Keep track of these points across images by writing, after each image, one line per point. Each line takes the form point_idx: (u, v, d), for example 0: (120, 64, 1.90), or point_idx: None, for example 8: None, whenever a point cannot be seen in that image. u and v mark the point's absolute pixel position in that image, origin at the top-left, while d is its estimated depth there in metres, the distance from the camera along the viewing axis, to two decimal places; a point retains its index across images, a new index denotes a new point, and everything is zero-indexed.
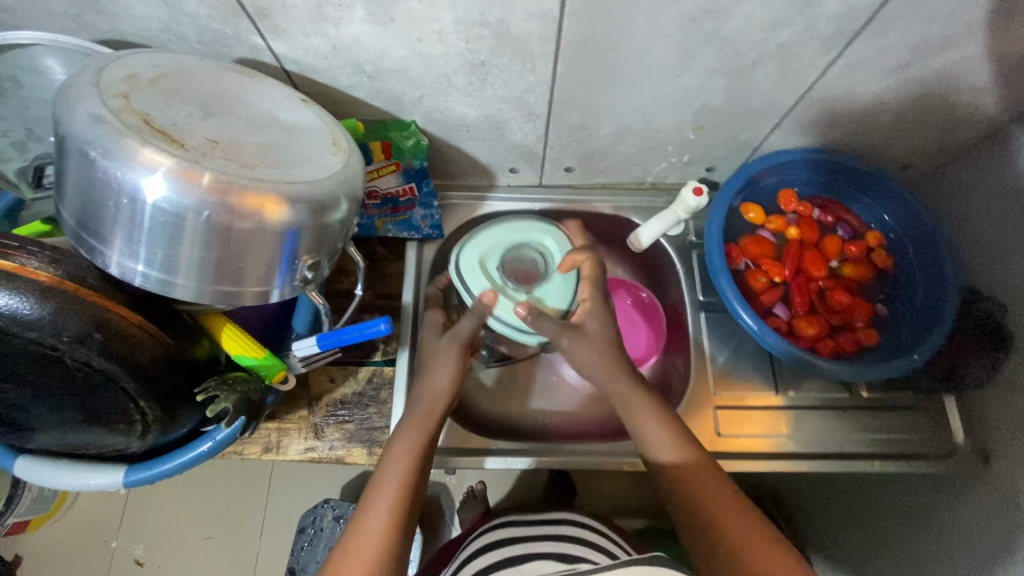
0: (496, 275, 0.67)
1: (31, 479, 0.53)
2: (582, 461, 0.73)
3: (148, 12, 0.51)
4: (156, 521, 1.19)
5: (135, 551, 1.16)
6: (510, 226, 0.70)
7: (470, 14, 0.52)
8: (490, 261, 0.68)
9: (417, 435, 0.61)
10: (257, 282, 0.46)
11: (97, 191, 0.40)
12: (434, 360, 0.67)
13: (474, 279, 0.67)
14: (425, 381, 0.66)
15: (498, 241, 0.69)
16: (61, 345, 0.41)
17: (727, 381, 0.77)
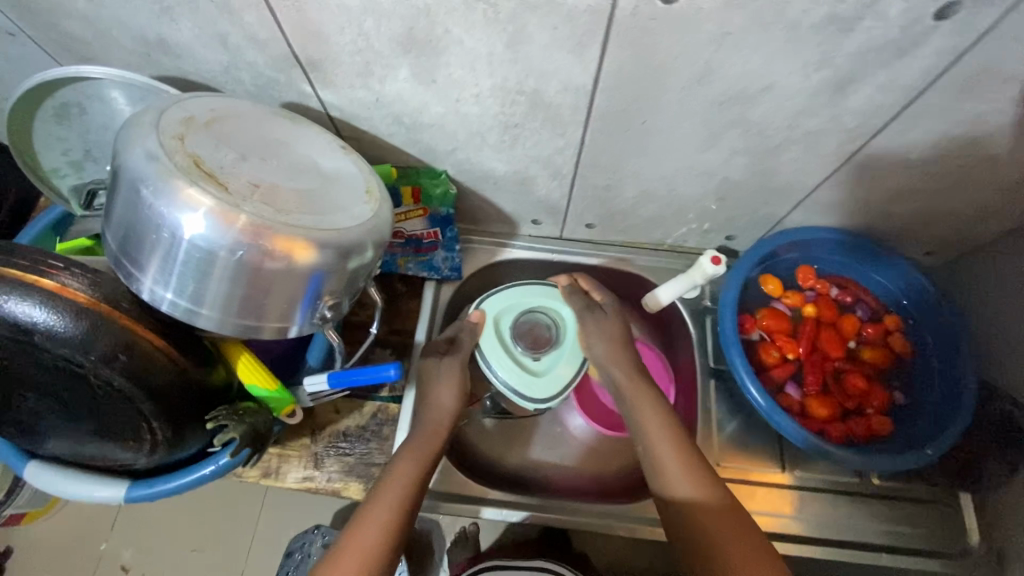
0: (506, 335, 0.70)
1: (37, 484, 0.54)
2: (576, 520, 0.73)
3: (212, 56, 0.56)
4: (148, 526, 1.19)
5: (122, 556, 1.16)
6: (529, 289, 0.72)
7: (507, 82, 0.55)
8: (502, 319, 0.70)
9: (422, 453, 0.63)
10: (278, 318, 0.48)
11: (141, 222, 0.43)
12: (441, 381, 0.68)
13: (485, 336, 0.69)
14: (430, 403, 0.68)
15: (514, 300, 0.71)
16: (88, 362, 0.43)
17: (732, 452, 0.76)
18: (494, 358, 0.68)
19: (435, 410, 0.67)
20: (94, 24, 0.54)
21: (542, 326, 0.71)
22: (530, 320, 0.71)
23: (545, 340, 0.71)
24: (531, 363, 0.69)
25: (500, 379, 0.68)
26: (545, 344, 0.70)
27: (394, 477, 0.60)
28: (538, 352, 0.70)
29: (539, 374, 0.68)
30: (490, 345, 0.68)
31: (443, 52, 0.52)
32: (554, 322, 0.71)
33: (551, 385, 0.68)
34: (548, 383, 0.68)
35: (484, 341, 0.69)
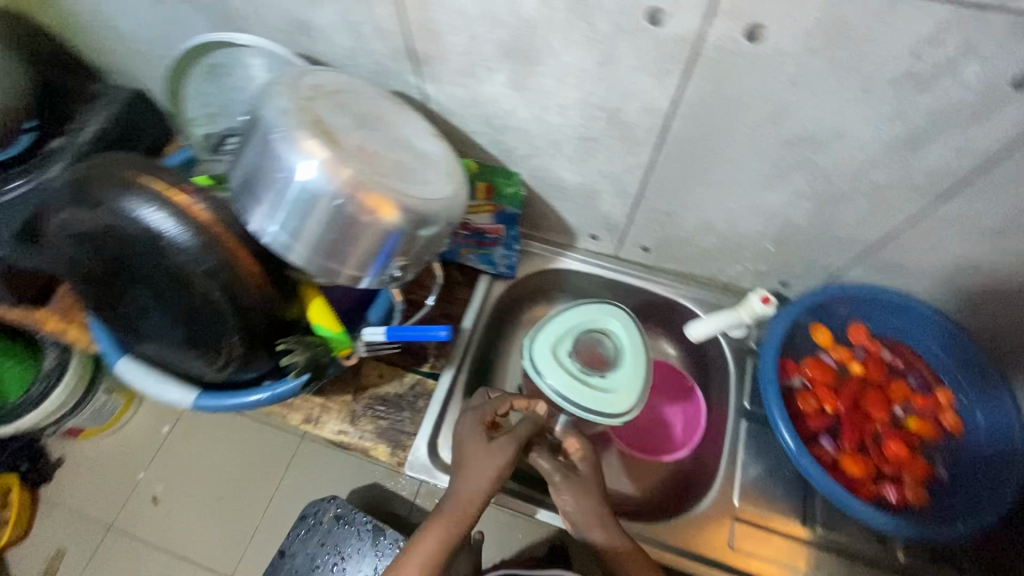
0: (570, 364, 0.71)
1: (125, 376, 0.62)
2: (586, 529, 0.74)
3: (342, 42, 0.65)
4: (181, 466, 1.29)
5: (154, 489, 1.27)
6: (561, 316, 0.75)
7: (591, 97, 0.60)
8: (557, 356, 0.72)
9: (447, 531, 0.64)
10: (355, 266, 0.54)
11: (265, 164, 0.50)
12: (479, 459, 0.65)
13: (551, 368, 0.71)
14: (460, 479, 0.65)
15: (554, 331, 0.74)
16: (196, 272, 0.51)
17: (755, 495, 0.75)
18: (572, 391, 0.69)
19: (466, 494, 0.65)
20: (253, 3, 0.64)
21: (596, 345, 0.74)
22: (584, 345, 0.74)
23: (605, 353, 0.74)
24: (605, 376, 0.71)
25: (577, 405, 0.69)
26: (607, 361, 0.73)
27: (424, 542, 0.64)
28: (604, 366, 0.73)
29: (616, 386, 0.70)
30: (563, 381, 0.70)
31: (540, 63, 0.58)
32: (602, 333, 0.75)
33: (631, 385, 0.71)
34: (628, 387, 0.71)
35: (557, 383, 0.70)
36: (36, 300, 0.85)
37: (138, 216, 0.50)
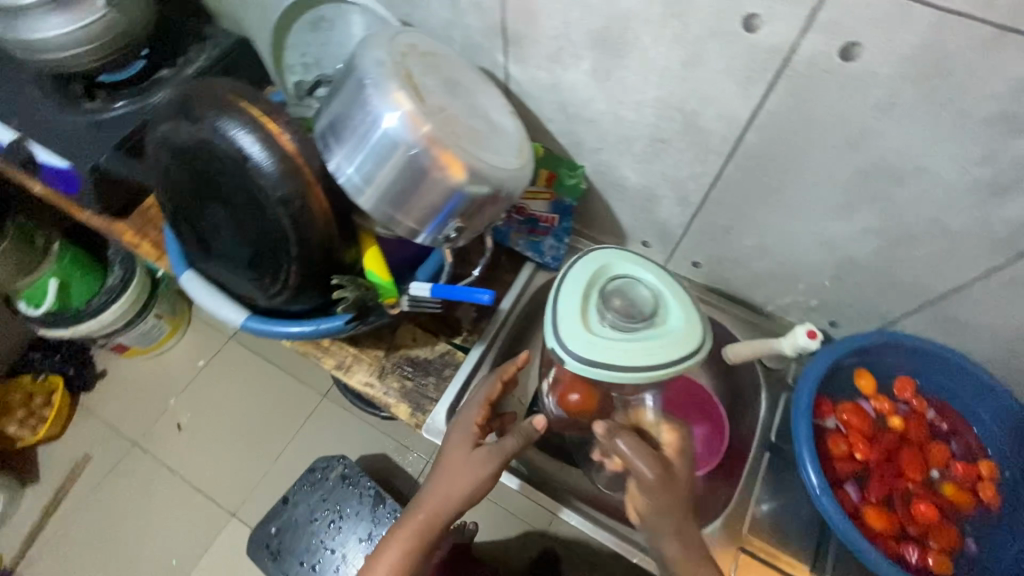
0: (620, 330, 0.63)
1: (186, 288, 0.67)
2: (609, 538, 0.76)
3: (440, 12, 0.68)
4: (209, 405, 1.48)
5: (179, 417, 1.46)
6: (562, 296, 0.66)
7: (670, 98, 0.60)
8: (606, 341, 0.61)
9: (410, 541, 0.67)
10: (416, 220, 0.56)
11: (353, 108, 0.53)
12: (453, 466, 0.67)
13: (604, 349, 0.61)
14: (436, 484, 0.67)
15: (575, 320, 0.63)
16: (272, 197, 0.54)
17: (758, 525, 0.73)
18: (651, 357, 0.60)
19: (435, 499, 0.67)
20: None
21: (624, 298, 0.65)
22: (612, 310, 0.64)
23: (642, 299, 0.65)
24: (654, 324, 0.63)
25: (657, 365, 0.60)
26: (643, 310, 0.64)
27: (386, 551, 0.67)
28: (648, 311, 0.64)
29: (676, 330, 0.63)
30: (636, 354, 0.60)
31: (625, 56, 0.59)
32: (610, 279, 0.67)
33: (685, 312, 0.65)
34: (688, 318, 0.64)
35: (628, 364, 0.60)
36: (117, 212, 0.92)
37: (230, 139, 0.54)
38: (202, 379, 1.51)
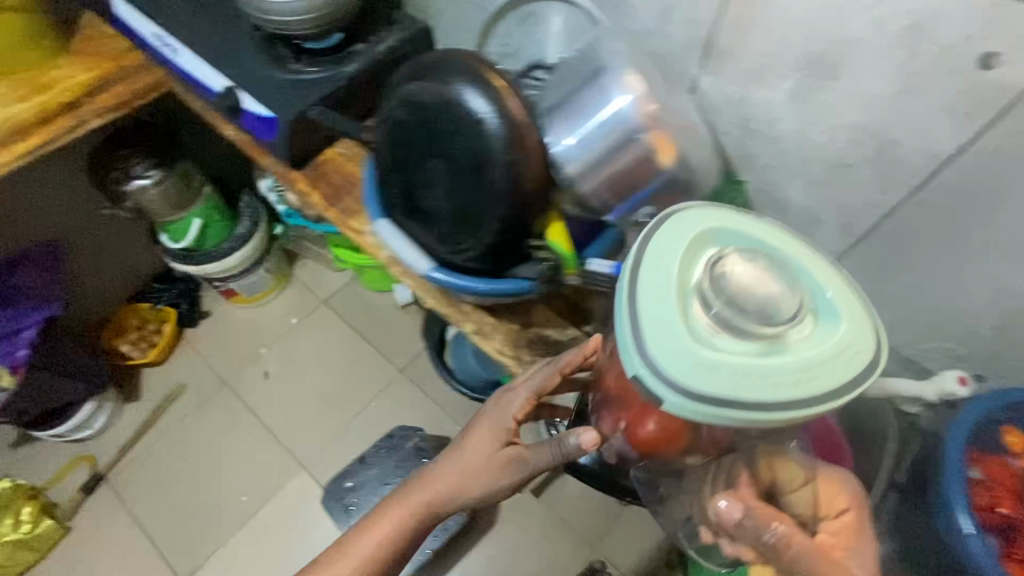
0: (713, 332, 0.54)
1: (380, 235, 0.74)
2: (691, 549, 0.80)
3: (646, 18, 0.73)
4: (293, 351, 1.90)
5: (268, 366, 1.87)
6: (656, 280, 0.56)
7: (870, 124, 0.63)
8: (713, 372, 0.52)
9: (412, 510, 0.80)
10: (613, 196, 0.62)
11: (585, 87, 0.61)
12: (467, 450, 0.79)
13: (683, 353, 0.53)
14: (442, 463, 0.81)
15: (672, 314, 0.54)
16: (499, 152, 0.61)
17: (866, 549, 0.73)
18: (756, 387, 0.52)
19: (434, 478, 0.81)
20: None
21: (751, 305, 0.52)
22: (720, 321, 0.54)
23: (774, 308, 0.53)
24: (773, 332, 0.53)
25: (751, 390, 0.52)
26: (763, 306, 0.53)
27: (387, 515, 0.81)
28: (775, 326, 0.53)
29: (807, 359, 0.53)
30: (751, 391, 0.52)
31: (836, 79, 0.63)
32: (720, 263, 0.55)
33: (823, 334, 0.55)
34: (830, 345, 0.55)
35: (738, 407, 0.51)
36: (297, 164, 1.02)
37: (466, 100, 0.62)
38: (291, 328, 1.94)
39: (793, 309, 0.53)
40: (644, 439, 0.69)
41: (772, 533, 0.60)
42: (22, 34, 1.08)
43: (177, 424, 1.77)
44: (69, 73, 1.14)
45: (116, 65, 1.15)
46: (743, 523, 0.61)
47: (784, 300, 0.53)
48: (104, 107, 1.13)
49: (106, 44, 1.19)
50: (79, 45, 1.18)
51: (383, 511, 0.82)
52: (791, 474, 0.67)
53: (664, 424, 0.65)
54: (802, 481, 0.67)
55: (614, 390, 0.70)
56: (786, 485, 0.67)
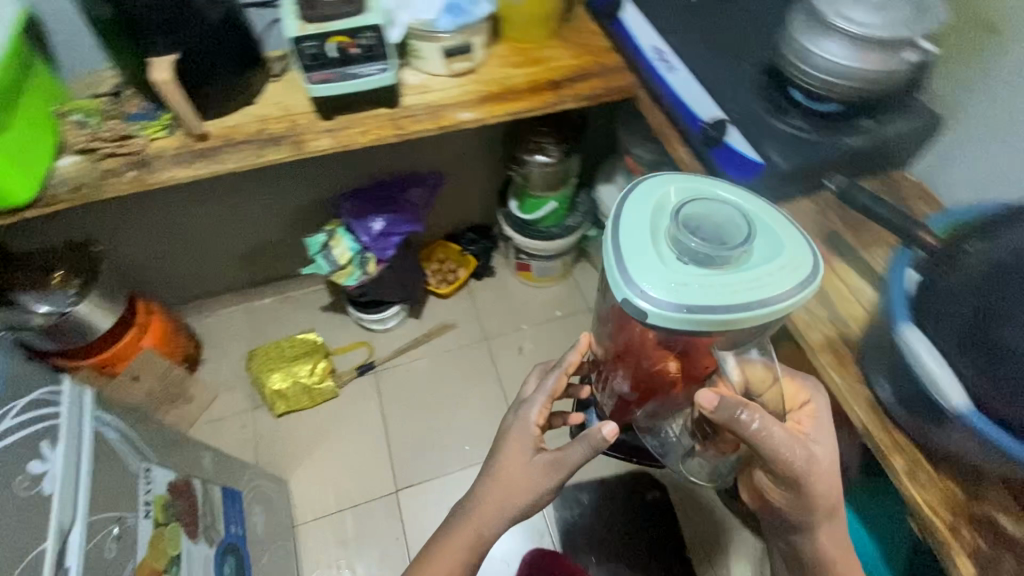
0: (687, 263, 0.77)
1: (904, 338, 0.76)
2: (691, 463, 1.00)
3: None
4: (549, 339, 1.98)
5: (525, 342, 1.98)
6: (639, 238, 0.79)
7: None
8: (664, 269, 0.76)
9: (478, 522, 0.94)
10: None
11: None
12: (517, 467, 0.93)
13: (660, 275, 0.75)
14: (498, 493, 0.93)
15: (650, 256, 0.77)
16: None
17: (813, 403, 0.90)
18: (726, 297, 0.74)
19: (493, 505, 0.93)
20: None
21: (698, 231, 0.79)
22: (689, 257, 0.77)
23: (710, 227, 0.80)
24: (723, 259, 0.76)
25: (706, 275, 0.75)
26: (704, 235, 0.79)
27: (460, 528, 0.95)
28: (723, 259, 0.77)
29: (746, 272, 0.76)
30: (704, 296, 0.74)
31: None
32: (680, 220, 0.80)
33: (763, 259, 0.78)
34: (755, 258, 0.79)
35: (689, 313, 0.74)
36: None
37: None
38: (554, 318, 2.03)
39: (729, 232, 0.79)
40: (647, 381, 0.87)
41: (745, 412, 0.78)
42: (545, 15, 1.25)
43: (436, 354, 1.97)
44: (554, 55, 1.29)
45: (596, 61, 1.27)
46: (727, 413, 0.78)
47: (727, 232, 0.80)
48: (576, 95, 1.23)
49: (591, 39, 1.31)
50: (570, 33, 1.32)
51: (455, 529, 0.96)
52: (755, 373, 0.85)
53: (661, 354, 0.83)
54: (768, 381, 0.85)
55: (626, 367, 0.88)
56: (757, 387, 0.85)
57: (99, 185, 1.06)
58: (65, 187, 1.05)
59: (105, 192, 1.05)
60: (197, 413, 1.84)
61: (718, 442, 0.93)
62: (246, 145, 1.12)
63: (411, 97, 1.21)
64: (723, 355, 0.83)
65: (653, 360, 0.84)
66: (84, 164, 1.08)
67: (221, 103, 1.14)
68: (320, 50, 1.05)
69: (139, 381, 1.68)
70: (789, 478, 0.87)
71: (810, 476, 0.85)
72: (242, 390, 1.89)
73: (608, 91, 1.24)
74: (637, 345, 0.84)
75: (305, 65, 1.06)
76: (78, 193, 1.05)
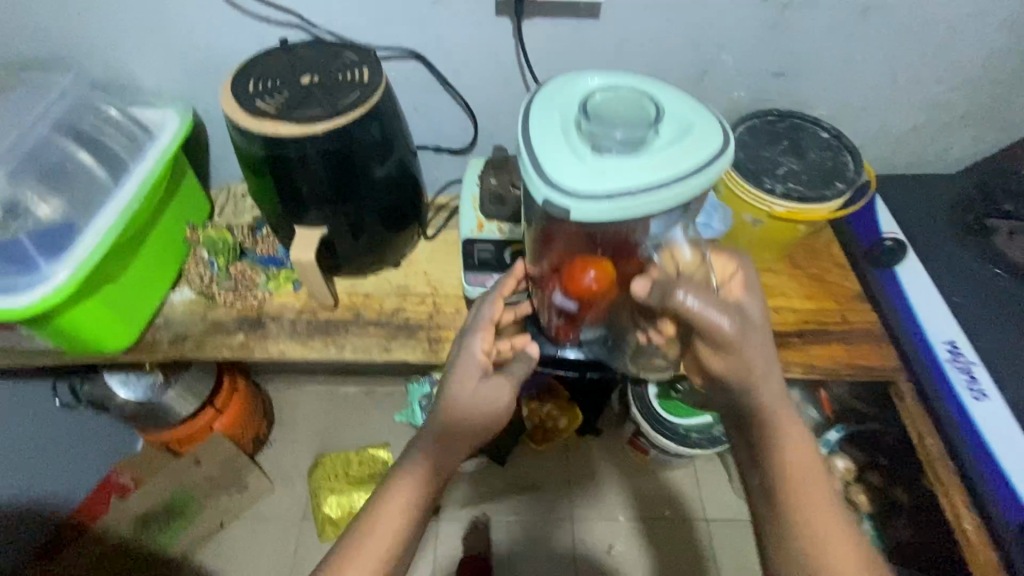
0: (592, 137, 0.61)
1: None
2: (635, 355, 0.88)
3: None
4: None
5: None
6: (545, 149, 0.60)
7: None
8: (577, 168, 0.59)
9: (417, 487, 0.66)
10: None
11: None
12: (463, 402, 0.67)
13: (576, 176, 0.59)
14: (444, 432, 0.68)
15: (560, 160, 0.59)
16: None
17: (747, 277, 0.72)
18: (645, 170, 0.59)
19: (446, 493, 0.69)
20: None
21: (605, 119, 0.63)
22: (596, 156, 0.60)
23: (620, 124, 0.62)
24: (623, 108, 0.63)
25: (616, 153, 0.61)
26: (628, 124, 0.61)
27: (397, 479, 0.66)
28: (639, 132, 0.61)
29: (653, 152, 0.60)
30: (629, 184, 0.58)
31: None
32: (592, 108, 0.63)
33: (674, 134, 0.62)
34: (666, 134, 0.62)
35: (612, 203, 0.58)
36: None
37: None
38: None
39: (642, 105, 0.64)
40: (581, 292, 0.68)
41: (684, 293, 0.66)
42: (782, 241, 0.95)
43: None
44: (779, 286, 0.98)
45: (840, 315, 0.94)
46: (668, 301, 0.67)
47: (636, 116, 0.62)
48: (806, 364, 0.89)
49: (836, 277, 0.98)
50: (804, 257, 1.01)
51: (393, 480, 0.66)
52: (694, 266, 0.71)
53: (593, 267, 0.67)
54: (728, 276, 0.73)
55: (562, 280, 0.69)
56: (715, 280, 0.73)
57: (202, 343, 0.89)
58: (167, 337, 0.89)
59: (206, 353, 0.88)
60: (244, 506, 1.65)
61: (657, 326, 0.79)
62: (375, 328, 0.91)
63: None
64: (644, 245, 0.68)
65: (575, 271, 0.67)
66: (195, 309, 0.92)
67: (361, 267, 0.95)
68: (493, 256, 0.85)
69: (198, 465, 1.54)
70: (730, 371, 0.71)
71: (747, 341, 0.67)
72: (295, 489, 1.69)
73: (855, 369, 0.88)
74: (573, 264, 0.68)
75: (473, 264, 0.85)
76: (177, 348, 0.88)
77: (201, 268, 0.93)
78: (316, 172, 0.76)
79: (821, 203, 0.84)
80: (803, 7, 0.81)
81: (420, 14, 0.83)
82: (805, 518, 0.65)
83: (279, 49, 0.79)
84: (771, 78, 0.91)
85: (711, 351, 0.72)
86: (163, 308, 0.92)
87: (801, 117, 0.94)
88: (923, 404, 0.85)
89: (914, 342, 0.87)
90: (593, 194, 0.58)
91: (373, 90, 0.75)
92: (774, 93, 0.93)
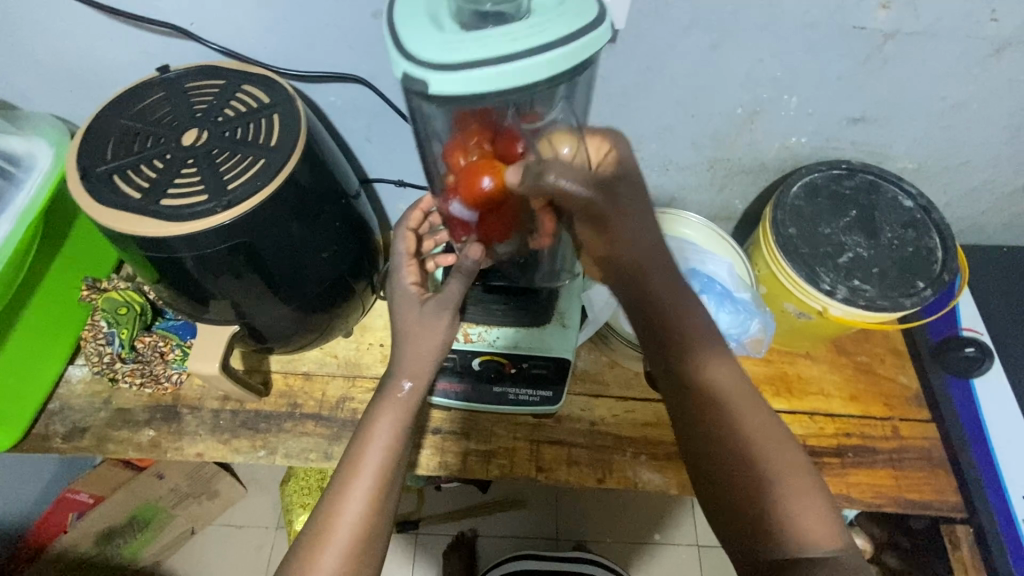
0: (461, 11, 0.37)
1: None
2: (557, 254, 0.58)
3: None
4: None
5: None
6: (401, 24, 0.38)
7: None
8: (427, 28, 0.37)
9: (405, 407, 0.52)
10: None
11: None
12: (414, 333, 0.53)
13: (429, 42, 0.36)
14: (409, 354, 0.53)
15: (415, 15, 0.38)
16: None
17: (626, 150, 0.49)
18: (525, 37, 0.35)
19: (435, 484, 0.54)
20: None
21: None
22: (463, 18, 0.38)
23: None
24: None
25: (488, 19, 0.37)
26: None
27: (373, 439, 0.51)
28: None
29: (537, 15, 0.37)
30: (493, 45, 0.35)
31: None
32: None
33: (553, 0, 0.38)
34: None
35: (477, 69, 0.35)
36: None
37: None
38: None
39: None
40: (475, 198, 0.46)
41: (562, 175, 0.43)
42: (831, 332, 0.74)
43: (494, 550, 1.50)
44: (817, 381, 0.77)
45: (892, 426, 0.74)
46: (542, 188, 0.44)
47: None
48: (842, 495, 0.70)
49: (889, 370, 0.78)
50: (853, 342, 0.80)
51: (363, 439, 0.51)
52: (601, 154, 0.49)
53: (477, 160, 0.46)
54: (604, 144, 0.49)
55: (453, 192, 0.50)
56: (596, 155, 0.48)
57: (103, 439, 0.73)
58: (62, 430, 0.73)
59: (109, 453, 0.72)
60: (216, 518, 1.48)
61: (541, 226, 0.52)
62: (314, 425, 0.74)
63: (575, 400, 0.77)
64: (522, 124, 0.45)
65: (465, 174, 0.46)
66: (98, 392, 0.75)
67: (300, 346, 0.75)
68: (460, 362, 0.66)
69: (161, 481, 1.17)
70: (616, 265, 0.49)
71: (630, 219, 0.47)
72: (271, 494, 1.35)
73: (901, 504, 0.70)
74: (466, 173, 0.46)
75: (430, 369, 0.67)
76: (73, 446, 0.72)
77: (100, 342, 0.74)
78: (215, 266, 0.55)
79: (893, 310, 0.63)
80: (914, 39, 0.57)
81: (364, 28, 0.59)
82: (751, 464, 0.44)
83: (157, 81, 0.56)
84: (847, 124, 0.67)
85: (593, 238, 0.50)
86: (57, 391, 0.75)
87: (877, 173, 0.70)
88: (984, 562, 0.70)
89: (972, 454, 0.73)
90: (456, 41, 0.36)
91: (283, 158, 0.53)
92: (846, 141, 0.69)
